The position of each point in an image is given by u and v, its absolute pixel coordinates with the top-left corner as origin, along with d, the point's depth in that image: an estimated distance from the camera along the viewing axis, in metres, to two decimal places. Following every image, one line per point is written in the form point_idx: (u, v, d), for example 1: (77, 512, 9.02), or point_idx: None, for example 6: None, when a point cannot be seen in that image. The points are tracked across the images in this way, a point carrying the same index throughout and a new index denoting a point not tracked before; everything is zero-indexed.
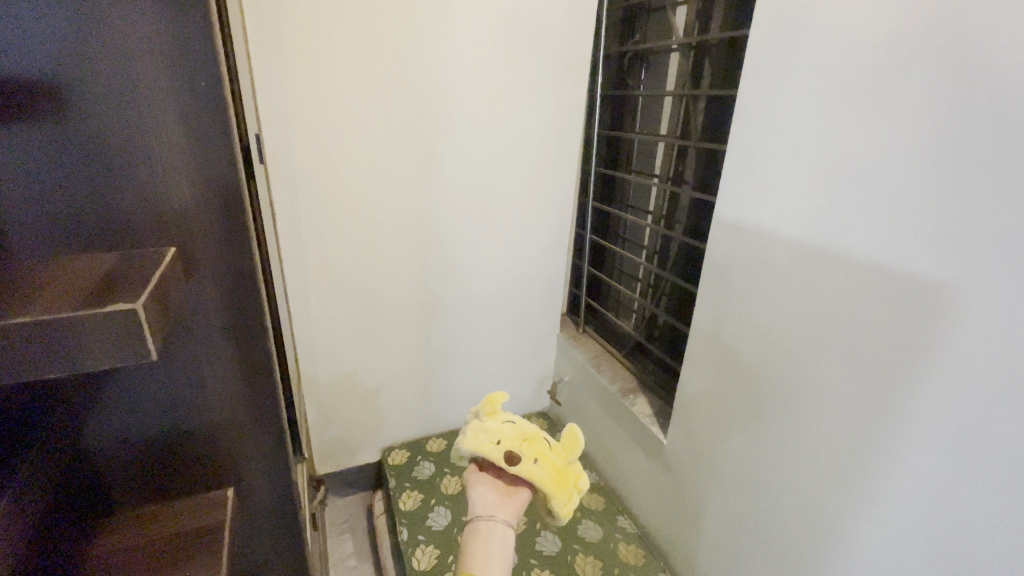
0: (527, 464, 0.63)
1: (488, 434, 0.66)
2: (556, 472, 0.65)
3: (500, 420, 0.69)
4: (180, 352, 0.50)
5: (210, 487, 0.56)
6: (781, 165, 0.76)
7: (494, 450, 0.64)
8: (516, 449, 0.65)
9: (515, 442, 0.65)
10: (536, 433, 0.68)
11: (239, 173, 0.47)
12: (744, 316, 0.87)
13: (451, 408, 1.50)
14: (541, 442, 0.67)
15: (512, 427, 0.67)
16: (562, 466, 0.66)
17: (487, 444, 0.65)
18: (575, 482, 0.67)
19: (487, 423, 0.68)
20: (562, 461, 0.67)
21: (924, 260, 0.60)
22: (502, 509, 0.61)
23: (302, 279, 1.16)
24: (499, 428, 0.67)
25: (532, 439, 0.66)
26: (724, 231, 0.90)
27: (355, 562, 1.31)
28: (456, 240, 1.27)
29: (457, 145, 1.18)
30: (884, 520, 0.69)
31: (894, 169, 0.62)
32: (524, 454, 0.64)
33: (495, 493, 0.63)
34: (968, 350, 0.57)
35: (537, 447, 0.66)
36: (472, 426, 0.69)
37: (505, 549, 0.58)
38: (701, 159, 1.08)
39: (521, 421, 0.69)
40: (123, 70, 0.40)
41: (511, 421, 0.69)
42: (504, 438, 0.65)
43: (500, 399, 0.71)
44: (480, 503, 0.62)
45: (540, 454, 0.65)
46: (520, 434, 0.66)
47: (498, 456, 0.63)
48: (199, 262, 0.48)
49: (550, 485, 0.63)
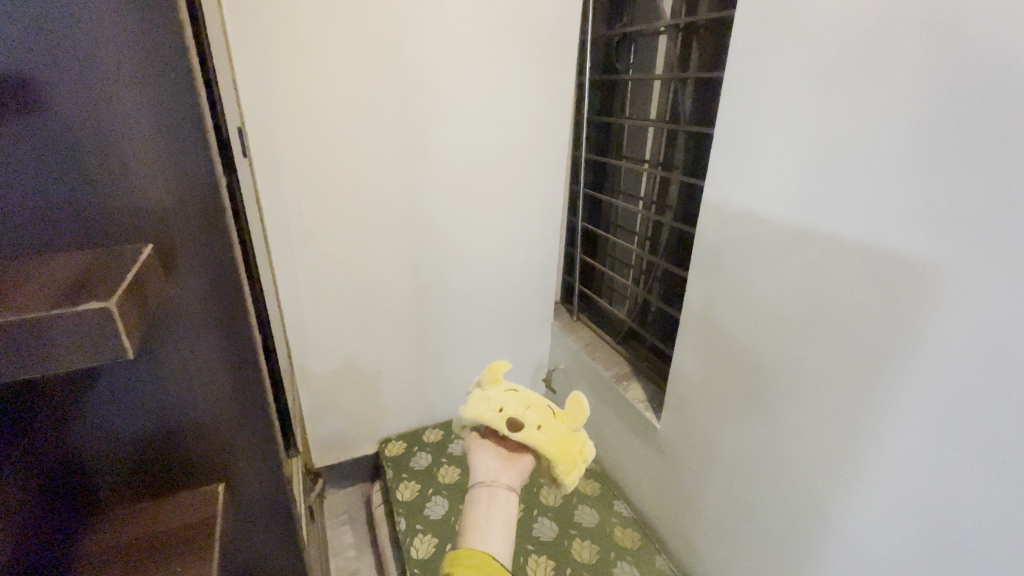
0: (529, 431, 0.63)
1: (491, 401, 0.66)
2: (560, 438, 0.64)
3: (502, 389, 0.68)
4: (162, 349, 0.49)
5: (200, 482, 0.56)
6: (773, 148, 0.75)
7: (494, 417, 0.64)
8: (517, 416, 0.64)
9: (519, 410, 0.65)
10: (539, 400, 0.67)
11: (216, 167, 0.45)
12: (738, 299, 0.87)
13: (447, 397, 1.50)
14: (545, 410, 0.66)
15: (515, 394, 0.67)
16: (565, 434, 0.66)
17: (489, 411, 0.65)
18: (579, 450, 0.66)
19: (488, 393, 0.67)
20: (566, 428, 0.67)
21: (914, 242, 0.59)
22: (504, 474, 0.61)
23: (291, 270, 1.15)
24: (501, 397, 0.66)
25: (535, 407, 0.66)
26: (715, 215, 0.89)
27: (354, 552, 1.31)
28: (447, 229, 1.26)
29: (446, 133, 1.16)
30: (879, 500, 0.70)
31: (879, 153, 0.61)
32: (528, 421, 0.64)
33: (497, 458, 0.63)
34: (958, 330, 0.57)
35: (541, 415, 0.65)
36: (474, 395, 0.68)
37: (506, 513, 0.58)
38: (691, 142, 1.06)
39: (523, 388, 0.68)
40: (90, 65, 0.39)
41: (513, 389, 0.68)
42: (506, 405, 0.65)
43: (501, 368, 0.70)
44: (482, 468, 0.62)
45: (542, 420, 0.64)
46: (523, 403, 0.66)
47: (500, 422, 0.63)
48: (180, 257, 0.47)
49: (554, 453, 0.62)
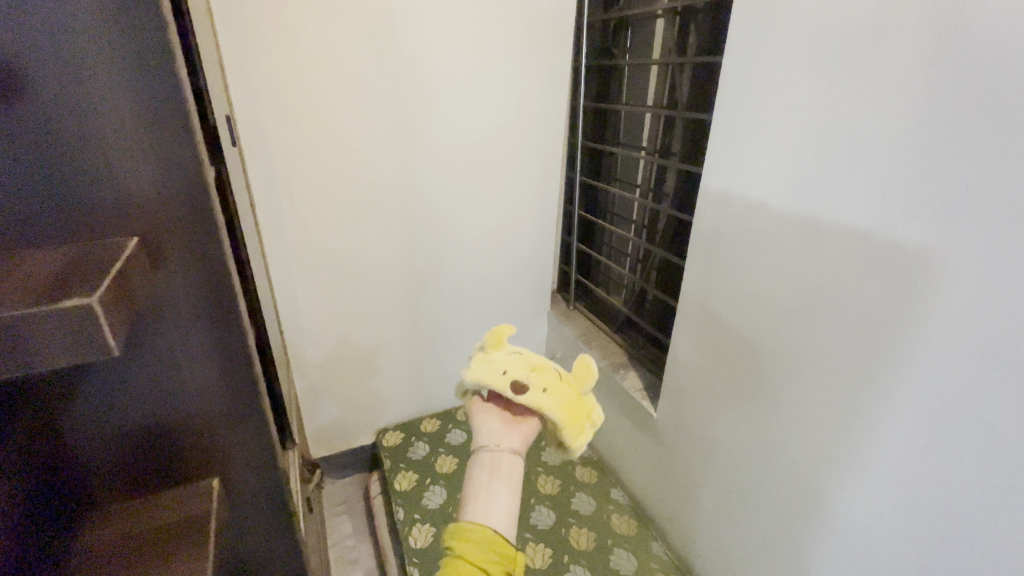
0: (534, 394, 0.62)
1: (494, 364, 0.65)
2: (567, 402, 0.64)
3: (506, 352, 0.67)
4: (151, 345, 0.48)
5: (195, 478, 0.55)
6: (771, 135, 0.74)
7: (498, 379, 0.64)
8: (522, 378, 0.63)
9: (523, 372, 0.64)
10: (544, 363, 0.66)
11: (202, 157, 0.44)
12: (736, 287, 0.86)
13: (444, 387, 1.50)
14: (551, 373, 0.66)
15: (519, 357, 0.66)
16: (573, 397, 0.65)
17: (493, 374, 0.64)
18: (588, 414, 0.66)
19: (492, 355, 0.67)
20: (573, 392, 0.66)
21: (914, 229, 0.59)
22: (508, 437, 0.61)
23: (284, 261, 1.14)
24: (505, 359, 0.66)
25: (540, 369, 0.65)
26: (712, 203, 0.88)
27: (353, 541, 1.32)
28: (442, 218, 1.25)
29: (439, 120, 1.14)
30: (876, 487, 0.70)
31: (878, 140, 0.60)
32: (534, 383, 0.63)
33: (501, 422, 0.62)
34: (956, 318, 0.57)
35: (547, 378, 0.64)
36: (478, 358, 0.68)
37: (510, 480, 0.58)
38: (688, 128, 1.05)
39: (528, 351, 0.67)
40: (66, 53, 0.37)
41: (518, 352, 0.68)
42: (511, 367, 0.64)
43: (506, 330, 0.69)
44: (486, 432, 0.61)
45: (548, 382, 0.64)
46: (528, 365, 0.65)
47: (503, 385, 0.62)
48: (167, 251, 0.45)
49: (561, 415, 0.62)
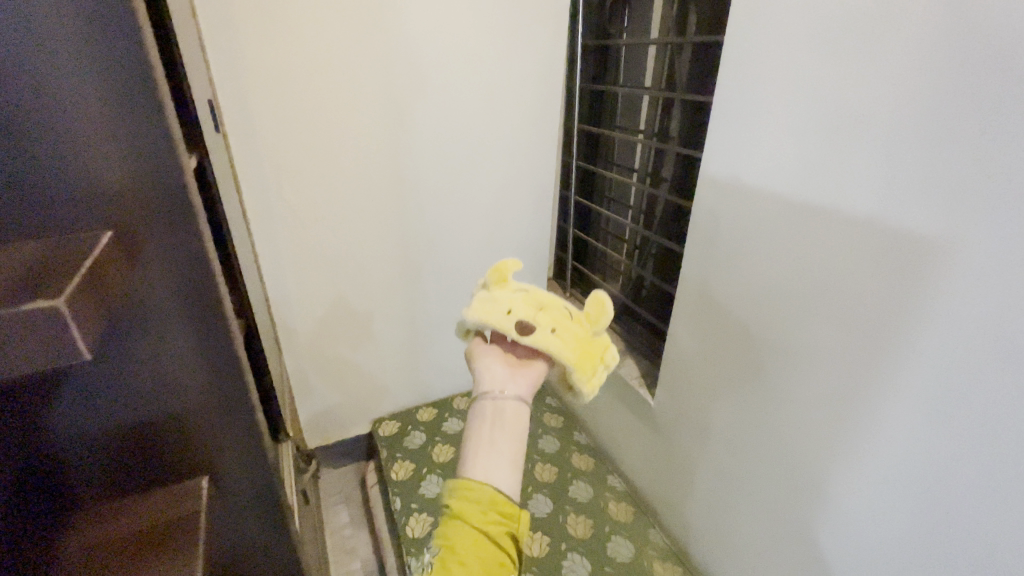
0: (540, 333, 0.63)
1: (498, 303, 0.66)
2: (575, 341, 0.65)
3: (510, 290, 0.68)
4: (132, 344, 0.46)
5: (183, 477, 0.54)
6: (773, 118, 0.72)
7: (502, 319, 0.64)
8: (529, 317, 0.64)
9: (528, 311, 0.65)
10: (550, 303, 0.67)
11: (178, 148, 0.42)
12: (736, 275, 0.85)
13: (440, 376, 1.49)
14: (557, 312, 0.66)
15: (523, 295, 0.66)
16: (581, 335, 0.66)
17: (498, 314, 0.65)
18: (596, 353, 0.67)
19: (496, 295, 0.67)
20: (583, 331, 0.67)
21: (919, 217, 0.57)
22: (513, 381, 0.62)
23: (274, 251, 1.12)
24: (509, 298, 0.66)
25: (546, 309, 0.66)
26: (711, 189, 0.86)
27: (350, 530, 1.32)
28: (435, 205, 1.22)
29: (431, 104, 1.11)
30: (876, 477, 0.69)
31: (882, 124, 0.59)
32: (541, 322, 0.64)
33: (506, 366, 0.64)
34: (958, 309, 0.56)
35: (553, 317, 0.65)
36: (482, 297, 0.68)
37: (518, 420, 0.59)
38: (687, 110, 1.02)
39: (532, 289, 0.68)
40: (26, 36, 0.35)
41: (522, 290, 0.68)
42: (515, 306, 0.65)
43: (509, 268, 0.69)
44: (492, 375, 0.63)
45: (554, 321, 0.65)
46: (533, 304, 0.66)
47: (508, 325, 0.63)
48: (144, 246, 0.43)
49: (568, 354, 0.63)
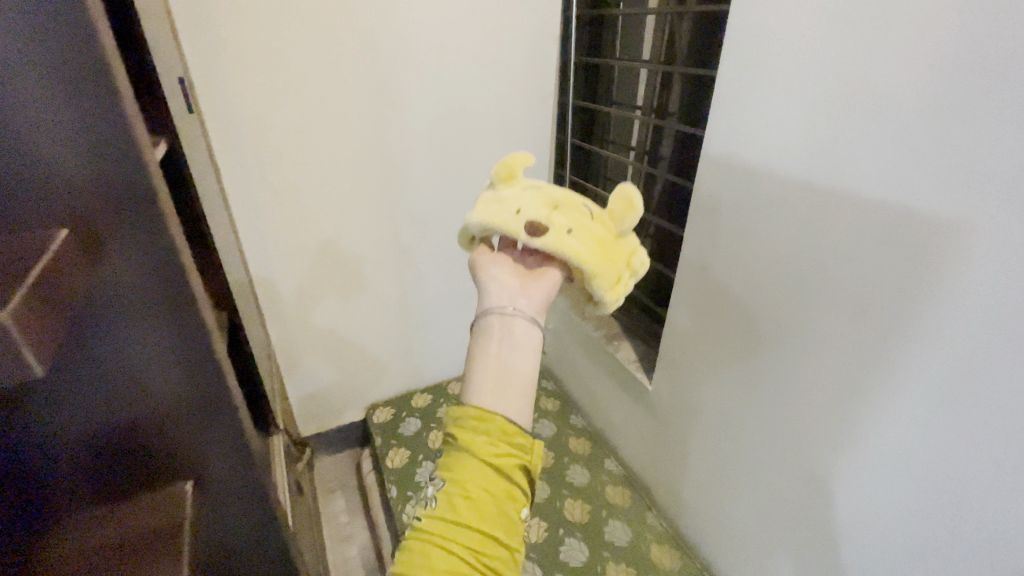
0: (553, 234, 0.59)
1: (507, 203, 0.61)
2: (593, 242, 0.60)
3: (519, 188, 0.63)
4: (99, 347, 0.42)
5: (170, 484, 0.51)
6: (777, 97, 0.69)
7: (511, 220, 0.60)
8: (540, 217, 0.60)
9: (540, 211, 0.60)
10: (564, 200, 0.62)
11: (140, 139, 0.38)
12: (738, 260, 0.83)
13: (434, 361, 1.47)
14: (573, 212, 0.62)
15: (534, 193, 0.62)
16: (599, 235, 0.62)
17: (506, 215, 0.60)
18: (617, 255, 0.62)
19: (504, 195, 0.62)
20: (603, 230, 0.62)
21: (932, 202, 0.55)
22: (525, 294, 0.59)
23: (258, 238, 1.08)
24: (519, 197, 0.62)
25: (560, 208, 0.61)
26: (711, 171, 0.83)
27: (346, 518, 1.32)
28: (426, 188, 1.18)
29: (420, 82, 1.06)
30: (881, 467, 0.68)
31: (893, 104, 0.56)
32: (555, 220, 0.60)
33: (518, 278, 0.61)
34: (968, 299, 0.54)
35: (567, 217, 0.61)
36: (489, 197, 0.64)
37: (529, 336, 0.56)
38: (687, 85, 0.98)
39: (544, 186, 0.63)
40: None
41: (533, 187, 0.63)
42: (525, 206, 0.60)
43: (518, 162, 0.64)
44: (504, 287, 0.60)
45: (569, 220, 0.60)
46: (544, 203, 0.61)
47: (518, 227, 0.59)
48: (108, 246, 0.40)
49: (585, 256, 0.59)
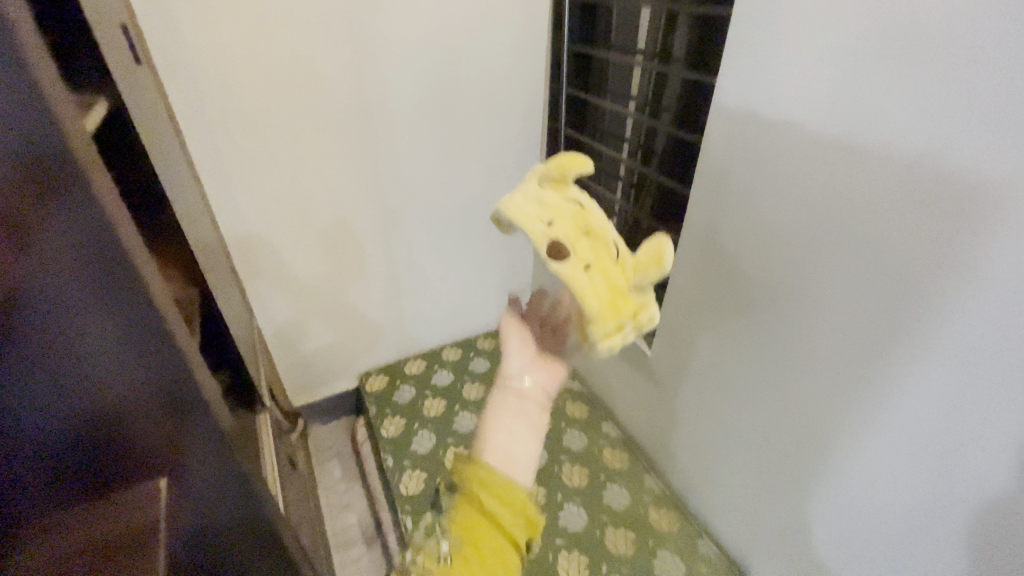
0: (571, 265, 0.58)
1: (546, 210, 0.62)
2: (608, 293, 0.57)
3: (566, 199, 0.64)
4: (45, 330, 0.38)
5: (143, 478, 0.46)
6: (801, 36, 0.63)
7: (541, 231, 0.60)
8: (567, 239, 0.60)
9: (571, 234, 0.61)
10: (599, 232, 0.61)
11: (59, 108, 0.32)
12: (746, 223, 0.77)
13: (426, 327, 1.44)
14: (602, 252, 0.60)
15: (575, 211, 0.63)
16: (615, 284, 0.58)
17: (538, 224, 0.61)
18: (629, 312, 0.57)
19: (547, 199, 0.63)
20: (619, 278, 0.58)
21: (967, 156, 0.50)
22: (531, 371, 0.54)
23: (230, 204, 1.02)
24: (561, 206, 0.63)
25: (590, 239, 0.61)
26: (722, 123, 0.77)
27: (344, 485, 1.33)
28: (410, 144, 1.11)
29: (396, 26, 0.98)
30: (886, 442, 0.65)
31: (930, 43, 0.50)
32: (580, 251, 0.59)
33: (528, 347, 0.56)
34: (999, 268, 0.49)
35: (592, 256, 0.59)
36: (536, 190, 0.65)
37: (535, 425, 0.50)
38: (695, 26, 0.88)
39: (588, 207, 0.64)
40: None
41: (577, 203, 0.64)
42: (559, 224, 0.61)
43: (576, 167, 0.64)
44: (514, 356, 0.55)
45: (593, 261, 0.59)
46: (578, 229, 0.61)
47: (542, 237, 0.60)
48: (36, 233, 0.34)
49: (591, 298, 0.56)
